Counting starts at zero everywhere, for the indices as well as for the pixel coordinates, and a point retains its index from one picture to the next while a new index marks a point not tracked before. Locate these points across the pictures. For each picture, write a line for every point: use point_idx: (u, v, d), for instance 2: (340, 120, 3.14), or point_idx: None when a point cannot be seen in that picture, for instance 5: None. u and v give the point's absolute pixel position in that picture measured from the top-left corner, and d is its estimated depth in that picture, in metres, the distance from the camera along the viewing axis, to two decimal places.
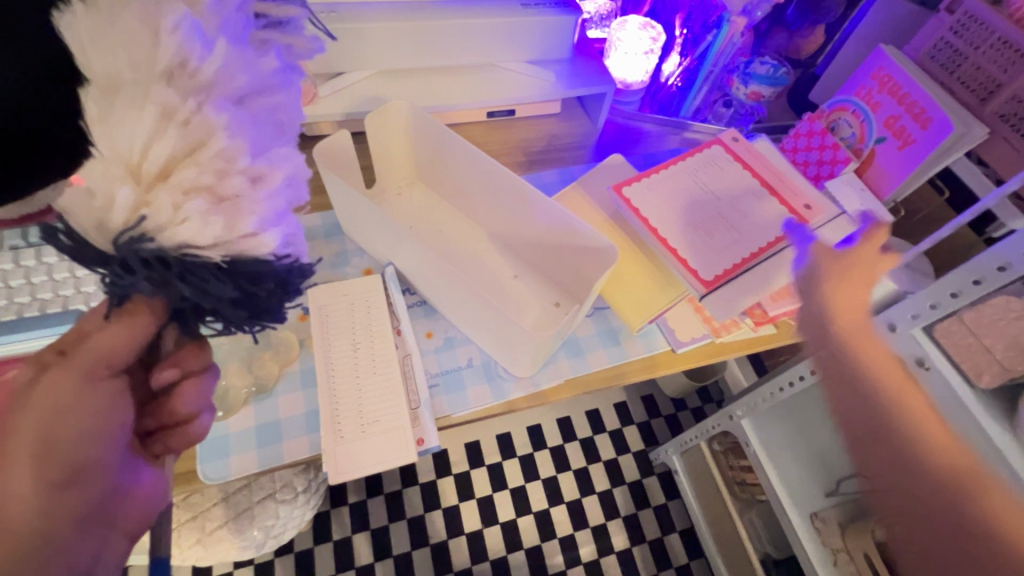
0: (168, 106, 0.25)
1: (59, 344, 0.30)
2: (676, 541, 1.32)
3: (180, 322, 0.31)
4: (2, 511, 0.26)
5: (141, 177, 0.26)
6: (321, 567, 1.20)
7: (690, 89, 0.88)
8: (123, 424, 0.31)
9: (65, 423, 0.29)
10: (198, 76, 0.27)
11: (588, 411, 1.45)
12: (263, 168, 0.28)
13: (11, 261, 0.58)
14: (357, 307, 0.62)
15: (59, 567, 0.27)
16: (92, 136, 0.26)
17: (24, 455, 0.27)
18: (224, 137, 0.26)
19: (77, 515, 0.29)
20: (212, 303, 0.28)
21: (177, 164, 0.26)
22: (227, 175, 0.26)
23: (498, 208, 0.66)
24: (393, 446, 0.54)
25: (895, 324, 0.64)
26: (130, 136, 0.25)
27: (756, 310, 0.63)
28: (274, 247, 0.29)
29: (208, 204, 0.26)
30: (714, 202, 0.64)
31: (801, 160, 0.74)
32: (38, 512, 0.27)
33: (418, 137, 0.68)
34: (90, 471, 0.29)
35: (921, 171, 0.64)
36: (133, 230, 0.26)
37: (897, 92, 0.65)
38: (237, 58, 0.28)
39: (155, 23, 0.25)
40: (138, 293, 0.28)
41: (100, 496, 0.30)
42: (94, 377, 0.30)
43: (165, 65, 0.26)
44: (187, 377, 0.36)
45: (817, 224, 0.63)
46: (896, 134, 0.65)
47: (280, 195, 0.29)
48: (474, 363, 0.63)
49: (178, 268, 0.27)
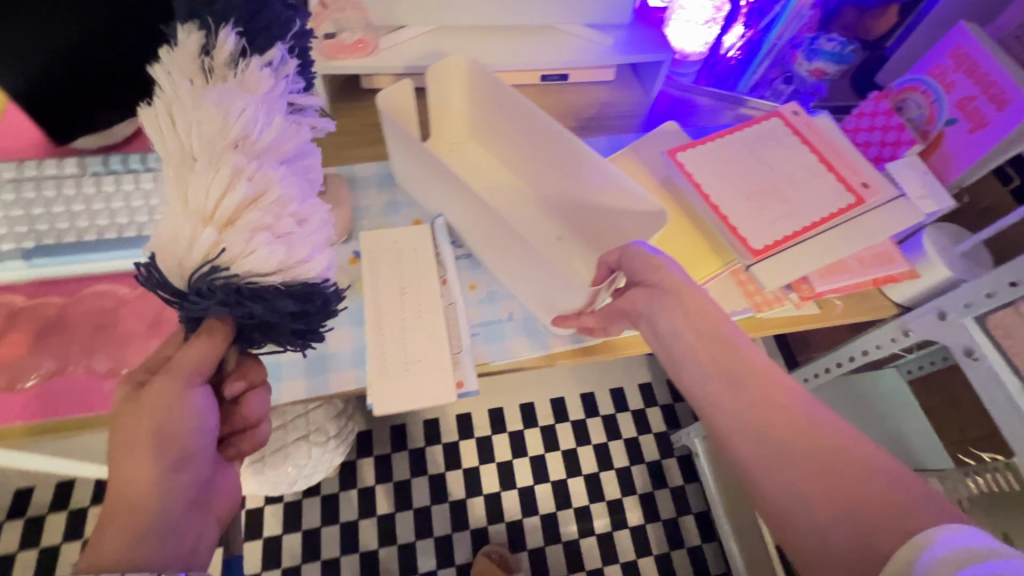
0: (238, 169, 0.38)
1: (147, 368, 0.40)
2: (690, 523, 1.33)
3: (243, 340, 0.41)
4: (132, 488, 0.36)
5: (215, 221, 0.37)
6: (345, 511, 1.26)
7: (751, 63, 0.86)
8: (210, 427, 0.40)
9: (170, 422, 0.37)
10: (257, 146, 0.40)
11: (612, 389, 1.46)
12: (306, 212, 0.41)
13: (93, 186, 0.62)
14: (406, 253, 0.64)
15: (169, 538, 0.36)
16: (177, 199, 0.37)
17: (146, 445, 0.36)
18: (277, 190, 0.39)
19: (183, 500, 0.38)
20: (277, 318, 0.39)
21: (242, 212, 0.37)
22: (280, 218, 0.38)
23: (551, 167, 0.67)
24: (434, 386, 0.57)
25: (946, 312, 0.63)
26: (208, 195, 0.36)
27: (802, 286, 0.63)
28: (321, 273, 0.40)
29: (269, 238, 0.37)
30: (769, 175, 0.63)
31: (862, 141, 0.72)
32: (154, 493, 0.36)
33: (476, 93, 0.69)
34: (189, 462, 0.38)
35: (991, 156, 0.62)
36: (212, 263, 0.36)
37: (974, 71, 0.62)
38: (284, 131, 0.42)
39: (227, 117, 0.38)
40: (210, 315, 0.38)
41: (195, 486, 0.39)
42: (190, 384, 0.39)
43: (233, 142, 0.38)
44: (251, 388, 0.44)
45: (874, 204, 0.61)
46: (969, 116, 0.63)
47: (317, 232, 0.41)
48: (515, 317, 0.64)
49: (247, 291, 0.37)
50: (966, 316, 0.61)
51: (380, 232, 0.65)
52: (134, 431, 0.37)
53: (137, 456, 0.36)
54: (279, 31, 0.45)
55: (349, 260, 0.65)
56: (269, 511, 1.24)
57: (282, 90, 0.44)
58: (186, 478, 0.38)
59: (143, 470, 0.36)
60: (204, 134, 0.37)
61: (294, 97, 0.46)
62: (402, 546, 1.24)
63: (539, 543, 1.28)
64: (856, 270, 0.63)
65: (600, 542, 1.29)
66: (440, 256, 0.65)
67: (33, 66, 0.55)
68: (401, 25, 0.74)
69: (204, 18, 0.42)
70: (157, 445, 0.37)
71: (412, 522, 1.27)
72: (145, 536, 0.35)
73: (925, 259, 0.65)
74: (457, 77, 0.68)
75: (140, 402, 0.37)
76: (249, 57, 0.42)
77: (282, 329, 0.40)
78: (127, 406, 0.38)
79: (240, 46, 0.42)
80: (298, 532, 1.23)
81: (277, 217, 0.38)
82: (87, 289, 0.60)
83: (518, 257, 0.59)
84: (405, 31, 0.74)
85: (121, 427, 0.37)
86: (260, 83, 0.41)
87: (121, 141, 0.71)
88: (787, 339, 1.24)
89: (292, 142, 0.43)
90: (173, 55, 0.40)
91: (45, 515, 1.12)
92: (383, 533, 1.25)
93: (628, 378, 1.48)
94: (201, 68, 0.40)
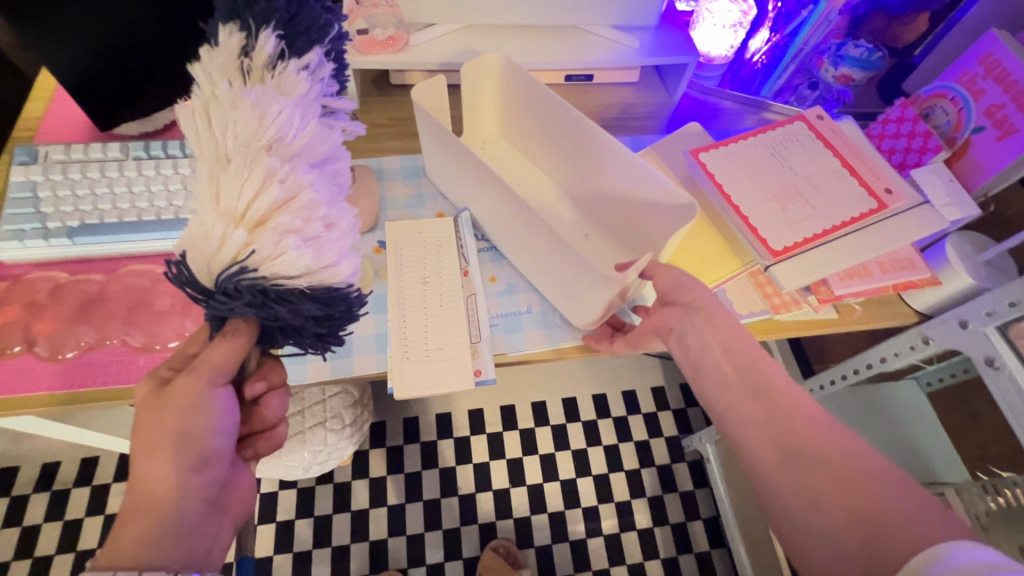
0: (271, 170, 0.36)
1: (171, 367, 0.41)
2: (699, 529, 1.32)
3: (266, 341, 0.41)
4: (153, 487, 0.37)
5: (244, 221, 0.35)
6: (357, 500, 1.28)
7: (776, 68, 0.86)
8: (230, 426, 0.41)
9: (190, 421, 0.38)
10: (290, 148, 0.38)
11: (625, 391, 1.46)
12: (336, 216, 0.38)
13: (134, 169, 0.65)
14: (429, 244, 0.66)
15: (184, 537, 0.37)
16: (211, 197, 0.36)
17: (167, 444, 0.38)
18: (309, 192, 0.37)
19: (203, 501, 0.39)
20: (302, 322, 0.38)
21: (271, 213, 0.36)
22: (310, 221, 0.37)
23: (578, 165, 0.69)
24: (454, 373, 0.58)
25: (967, 321, 0.62)
26: (238, 196, 0.35)
27: (822, 289, 0.63)
28: (345, 279, 0.39)
29: (299, 241, 0.36)
30: (792, 177, 0.64)
31: (886, 148, 0.72)
32: (174, 490, 0.37)
33: (507, 89, 0.70)
34: (210, 462, 0.39)
35: (1018, 165, 0.61)
36: (241, 265, 0.35)
37: (1003, 80, 0.62)
38: (318, 134, 0.40)
39: (263, 113, 0.37)
40: (237, 315, 0.38)
41: (214, 486, 0.40)
42: (212, 383, 0.39)
43: (268, 142, 0.37)
44: (271, 389, 0.46)
45: (897, 210, 0.61)
46: (997, 124, 0.63)
47: (345, 238, 0.39)
48: (532, 309, 0.65)
49: (275, 293, 0.36)
50: (988, 326, 0.60)
51: (405, 222, 0.67)
52: (157, 435, 0.38)
53: (157, 461, 0.37)
54: (321, 23, 0.44)
55: (374, 249, 0.67)
56: (283, 495, 1.27)
57: (318, 93, 0.43)
58: (207, 477, 0.39)
59: (165, 475, 0.37)
60: (238, 134, 0.36)
61: (330, 99, 0.44)
62: (411, 537, 1.26)
63: (547, 541, 1.28)
64: (876, 274, 0.63)
65: (607, 543, 1.29)
66: (462, 247, 0.66)
67: (88, 53, 0.58)
68: (431, 23, 0.76)
69: (244, 21, 0.41)
70: (178, 450, 0.38)
71: (421, 514, 1.28)
72: (162, 536, 0.36)
73: (948, 267, 0.65)
74: (488, 73, 0.69)
75: (163, 406, 0.38)
76: (287, 59, 0.41)
77: (305, 332, 0.40)
78: (150, 408, 0.39)
79: (282, 43, 0.41)
80: (310, 518, 1.25)
81: (306, 221, 0.36)
82: (124, 268, 0.63)
83: (535, 252, 0.60)
84: (434, 29, 0.77)
85: (144, 430, 0.38)
86: (296, 86, 0.40)
87: (161, 128, 0.74)
88: (804, 348, 1.24)
89: (327, 147, 0.41)
90: (212, 54, 0.39)
91: (71, 489, 1.16)
92: (392, 524, 1.26)
93: (640, 380, 1.48)
94: (239, 70, 0.39)
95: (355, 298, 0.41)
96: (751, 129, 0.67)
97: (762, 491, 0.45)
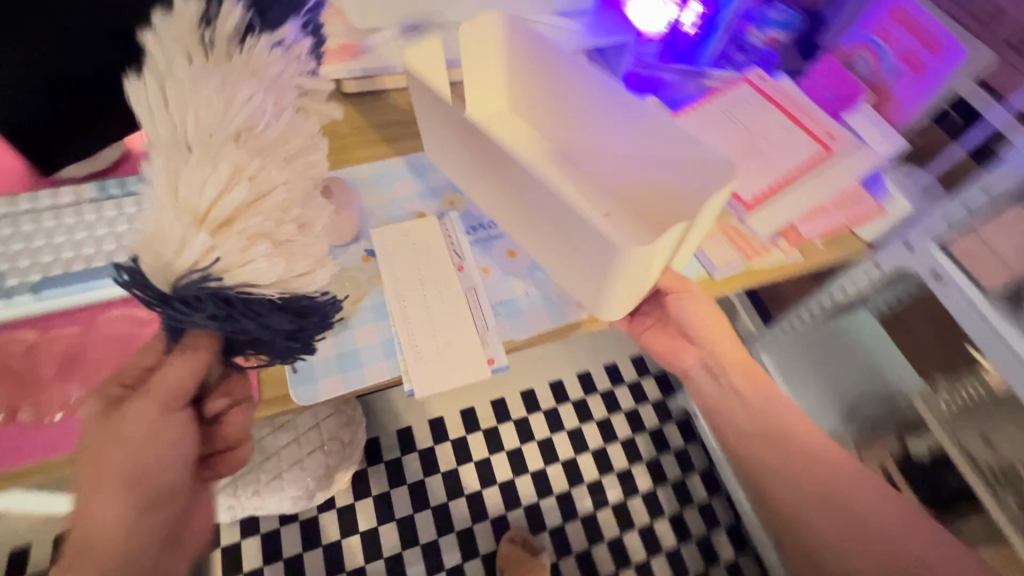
0: (237, 163, 0.35)
1: (125, 380, 0.41)
2: (696, 481, 1.39)
3: (226, 352, 0.41)
4: (99, 525, 0.39)
5: (206, 222, 0.34)
6: (364, 520, 1.26)
7: (709, 37, 0.90)
8: (184, 458, 0.42)
9: (147, 453, 0.40)
10: (260, 138, 0.37)
11: (606, 365, 1.51)
12: (307, 217, 0.40)
13: (94, 213, 0.63)
14: (419, 246, 0.67)
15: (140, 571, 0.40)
16: (167, 186, 0.34)
17: (118, 482, 0.39)
18: (282, 192, 0.38)
19: (156, 537, 0.41)
20: (270, 335, 0.39)
21: (241, 212, 0.36)
22: (283, 223, 0.38)
23: (590, 139, 0.67)
24: (469, 366, 0.60)
25: (913, 242, 0.70)
26: (202, 186, 0.34)
27: (790, 232, 0.68)
28: (320, 290, 0.41)
29: (269, 248, 0.36)
30: (749, 135, 0.69)
31: (818, 97, 0.78)
32: (124, 528, 0.39)
33: (514, 64, 0.68)
34: (163, 499, 0.41)
35: (935, 99, 0.69)
36: (198, 272, 0.35)
37: (911, 25, 0.70)
38: (290, 125, 0.40)
39: (227, 97, 0.36)
40: (191, 326, 0.38)
41: (167, 521, 0.42)
42: (169, 411, 0.41)
43: (234, 130, 0.36)
44: (233, 404, 0.46)
45: (840, 151, 0.68)
46: (912, 64, 0.70)
47: (318, 239, 0.41)
48: (530, 294, 0.66)
49: (239, 304, 0.36)
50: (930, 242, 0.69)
51: (390, 229, 0.67)
52: (103, 466, 0.39)
53: (102, 494, 0.39)
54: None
55: (362, 259, 0.65)
56: (286, 531, 1.23)
57: (290, 71, 0.42)
58: (159, 516, 0.41)
59: (112, 508, 0.39)
60: (200, 115, 0.35)
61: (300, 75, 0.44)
62: (426, 545, 1.25)
63: (559, 522, 1.31)
64: (838, 208, 0.69)
65: (616, 513, 1.33)
66: (453, 244, 0.67)
67: (30, 98, 0.54)
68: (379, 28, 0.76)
69: None
70: (126, 483, 0.39)
71: (432, 521, 1.27)
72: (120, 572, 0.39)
73: (888, 198, 0.72)
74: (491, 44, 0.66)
75: (105, 435, 0.40)
76: (256, 33, 0.40)
77: (274, 345, 0.41)
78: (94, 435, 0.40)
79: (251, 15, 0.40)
80: (319, 548, 1.22)
81: (279, 223, 0.37)
82: (99, 316, 0.59)
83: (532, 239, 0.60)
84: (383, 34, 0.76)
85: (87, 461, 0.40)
86: (265, 65, 0.39)
87: (109, 166, 0.69)
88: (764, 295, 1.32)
89: (302, 139, 0.41)
90: (166, 20, 0.36)
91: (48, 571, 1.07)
92: (404, 536, 1.25)
93: (620, 352, 1.53)
94: (199, 41, 0.37)
95: (327, 307, 0.42)
96: (703, 95, 0.72)
97: (765, 483, 0.68)
